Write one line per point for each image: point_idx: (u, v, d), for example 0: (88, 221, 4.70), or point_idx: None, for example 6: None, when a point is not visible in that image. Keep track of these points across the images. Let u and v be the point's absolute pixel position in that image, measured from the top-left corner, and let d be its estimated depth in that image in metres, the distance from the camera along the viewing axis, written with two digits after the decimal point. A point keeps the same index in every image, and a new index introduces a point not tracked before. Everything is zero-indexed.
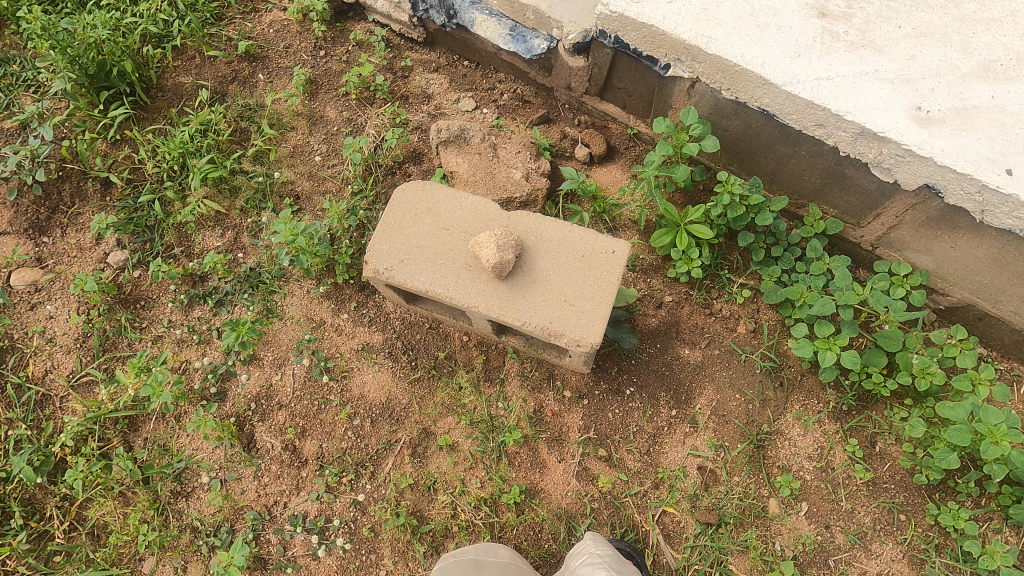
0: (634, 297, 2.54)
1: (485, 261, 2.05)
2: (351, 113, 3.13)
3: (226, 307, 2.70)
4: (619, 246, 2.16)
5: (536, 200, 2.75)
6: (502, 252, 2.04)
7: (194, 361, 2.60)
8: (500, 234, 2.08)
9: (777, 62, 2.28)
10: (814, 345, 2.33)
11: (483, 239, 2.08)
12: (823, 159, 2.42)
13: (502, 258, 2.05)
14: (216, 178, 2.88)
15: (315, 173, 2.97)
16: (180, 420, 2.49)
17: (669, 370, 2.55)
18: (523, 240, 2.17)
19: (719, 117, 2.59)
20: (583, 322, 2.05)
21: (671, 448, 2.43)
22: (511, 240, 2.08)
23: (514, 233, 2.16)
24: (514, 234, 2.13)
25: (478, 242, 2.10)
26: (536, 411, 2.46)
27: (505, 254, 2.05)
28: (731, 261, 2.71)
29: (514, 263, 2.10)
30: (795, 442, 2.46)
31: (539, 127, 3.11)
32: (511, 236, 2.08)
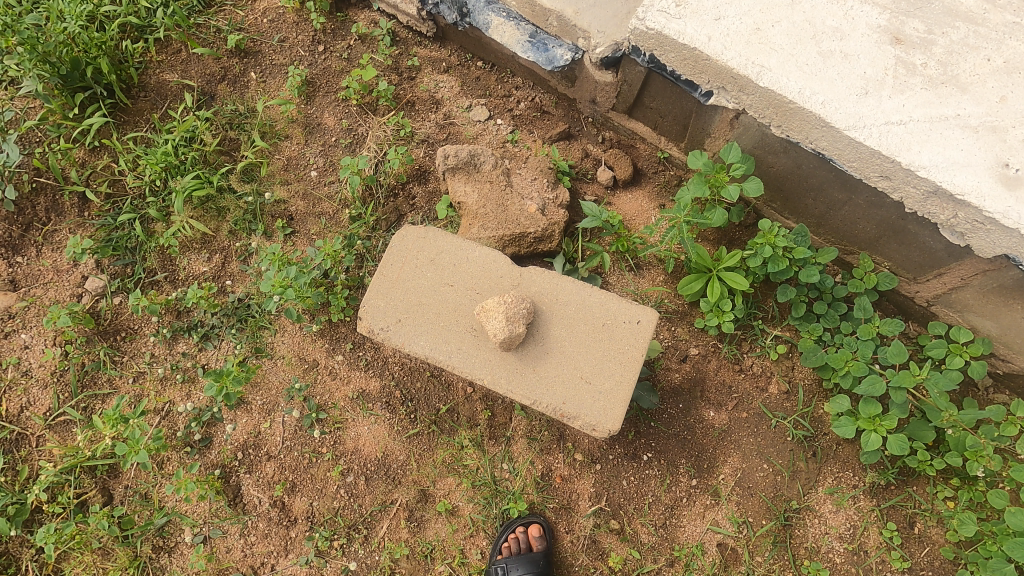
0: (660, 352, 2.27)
1: (493, 334, 1.81)
2: (352, 121, 2.81)
3: (213, 342, 2.49)
4: (645, 315, 1.90)
5: (552, 235, 2.44)
6: (512, 325, 1.80)
7: (178, 403, 2.42)
8: (511, 301, 1.83)
9: (840, 100, 1.95)
10: (857, 424, 2.09)
11: (491, 307, 1.83)
12: (883, 211, 2.10)
13: (512, 330, 1.81)
14: (202, 197, 2.63)
15: (311, 192, 2.70)
16: (162, 469, 2.33)
17: (691, 435, 2.33)
18: (536, 305, 1.92)
19: (764, 152, 2.26)
20: (601, 404, 1.83)
21: (689, 521, 2.25)
22: (523, 310, 1.83)
23: (527, 297, 1.90)
24: (526, 299, 1.88)
25: (485, 308, 1.85)
26: (544, 475, 2.27)
27: (516, 327, 1.81)
28: (766, 310, 2.44)
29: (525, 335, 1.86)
30: (826, 520, 2.26)
31: (559, 144, 2.77)
32: (524, 304, 1.83)
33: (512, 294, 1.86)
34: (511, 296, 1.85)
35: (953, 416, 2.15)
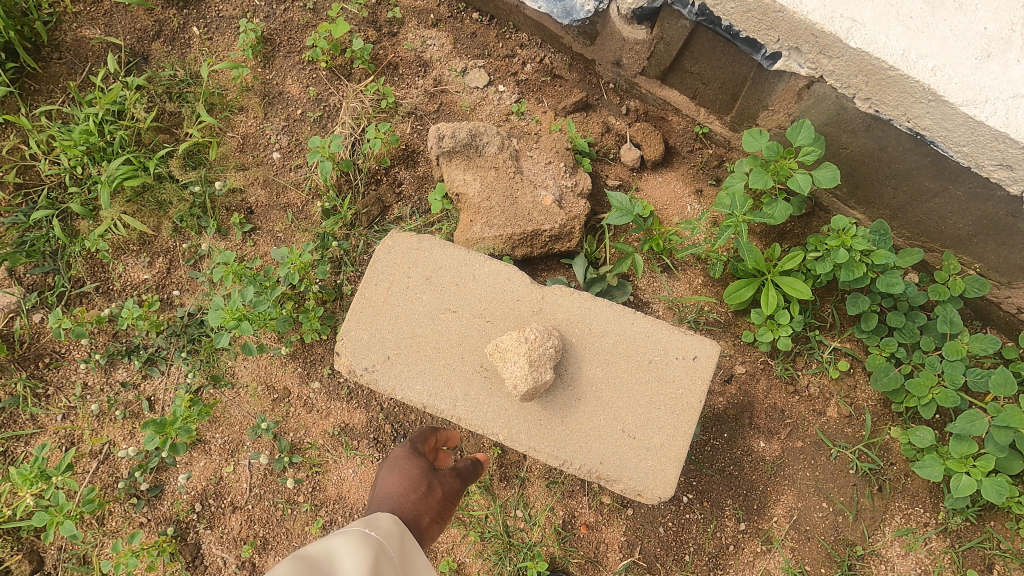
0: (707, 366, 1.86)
1: (512, 384, 1.44)
2: (320, 88, 2.28)
3: (159, 367, 2.04)
4: (701, 349, 1.55)
5: (571, 232, 2.00)
6: (537, 372, 1.43)
7: (120, 445, 2.00)
8: (534, 338, 1.45)
9: (955, 66, 1.51)
10: (945, 465, 1.76)
11: (509, 347, 1.45)
12: (988, 207, 1.69)
13: (536, 377, 1.43)
14: (136, 188, 2.13)
15: (273, 179, 2.21)
16: (104, 525, 1.93)
17: (737, 470, 1.98)
18: (562, 338, 1.55)
19: (838, 129, 1.81)
20: (648, 465, 1.48)
21: (735, 572, 1.92)
22: (549, 350, 1.46)
23: (551, 328, 1.53)
24: (551, 332, 1.50)
25: (500, 347, 1.47)
26: (566, 524, 1.91)
27: (541, 374, 1.43)
28: (824, 318, 2.04)
29: (552, 380, 1.48)
30: (894, 566, 1.93)
31: (574, 117, 2.28)
32: (550, 341, 1.45)
33: (533, 328, 1.48)
34: (533, 330, 1.47)
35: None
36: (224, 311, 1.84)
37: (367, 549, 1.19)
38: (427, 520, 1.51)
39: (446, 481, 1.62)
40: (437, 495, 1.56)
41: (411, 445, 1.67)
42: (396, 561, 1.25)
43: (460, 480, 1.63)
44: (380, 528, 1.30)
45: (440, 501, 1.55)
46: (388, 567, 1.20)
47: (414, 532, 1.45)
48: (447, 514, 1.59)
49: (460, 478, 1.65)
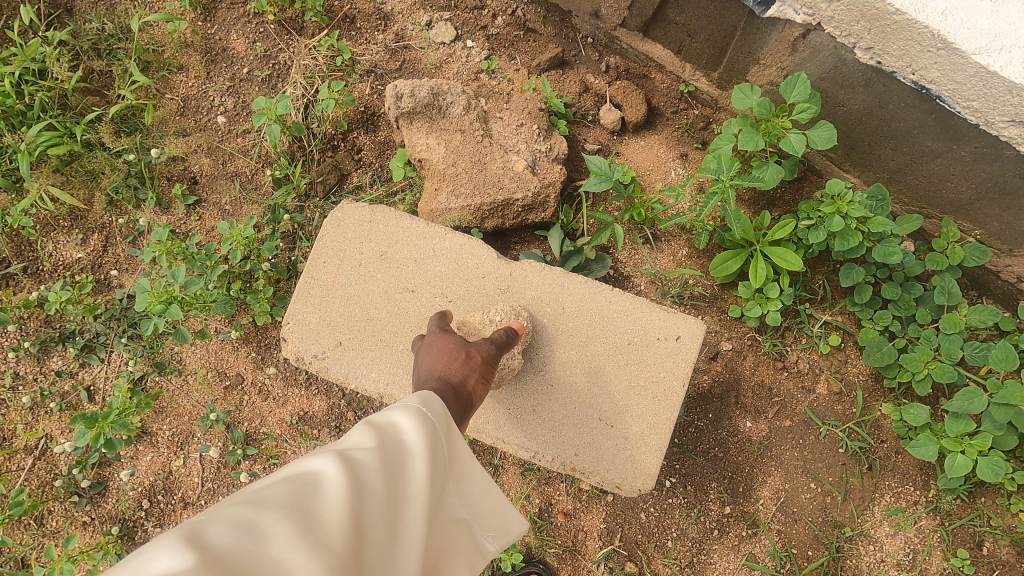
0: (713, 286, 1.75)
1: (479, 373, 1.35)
2: (269, 45, 2.06)
3: (98, 354, 1.87)
4: (685, 329, 1.44)
5: (545, 202, 1.84)
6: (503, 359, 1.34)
7: (57, 439, 1.84)
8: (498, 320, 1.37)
9: (968, 8, 1.35)
10: (940, 444, 1.67)
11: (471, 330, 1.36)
12: (995, 167, 1.56)
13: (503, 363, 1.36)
14: (64, 157, 1.92)
15: (218, 145, 2.00)
16: (44, 526, 1.78)
17: (723, 451, 1.88)
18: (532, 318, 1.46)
19: (835, 84, 1.65)
20: (626, 456, 1.40)
21: (719, 556, 1.83)
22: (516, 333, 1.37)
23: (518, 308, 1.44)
24: (519, 313, 1.41)
25: (462, 329, 1.38)
26: (542, 512, 1.81)
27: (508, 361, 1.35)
28: (814, 291, 1.92)
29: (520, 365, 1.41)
30: (883, 546, 1.85)
31: (550, 75, 2.08)
32: (516, 325, 1.36)
33: (498, 309, 1.39)
34: (497, 311, 1.39)
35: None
36: (150, 295, 1.64)
37: (426, 429, 0.89)
38: (467, 377, 1.12)
39: (483, 345, 1.22)
40: (480, 364, 1.18)
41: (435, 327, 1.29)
42: (449, 449, 0.93)
43: (507, 341, 1.27)
44: (437, 410, 0.95)
45: (484, 368, 1.17)
46: (444, 453, 0.91)
47: (463, 399, 1.07)
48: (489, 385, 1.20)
49: (504, 349, 1.26)
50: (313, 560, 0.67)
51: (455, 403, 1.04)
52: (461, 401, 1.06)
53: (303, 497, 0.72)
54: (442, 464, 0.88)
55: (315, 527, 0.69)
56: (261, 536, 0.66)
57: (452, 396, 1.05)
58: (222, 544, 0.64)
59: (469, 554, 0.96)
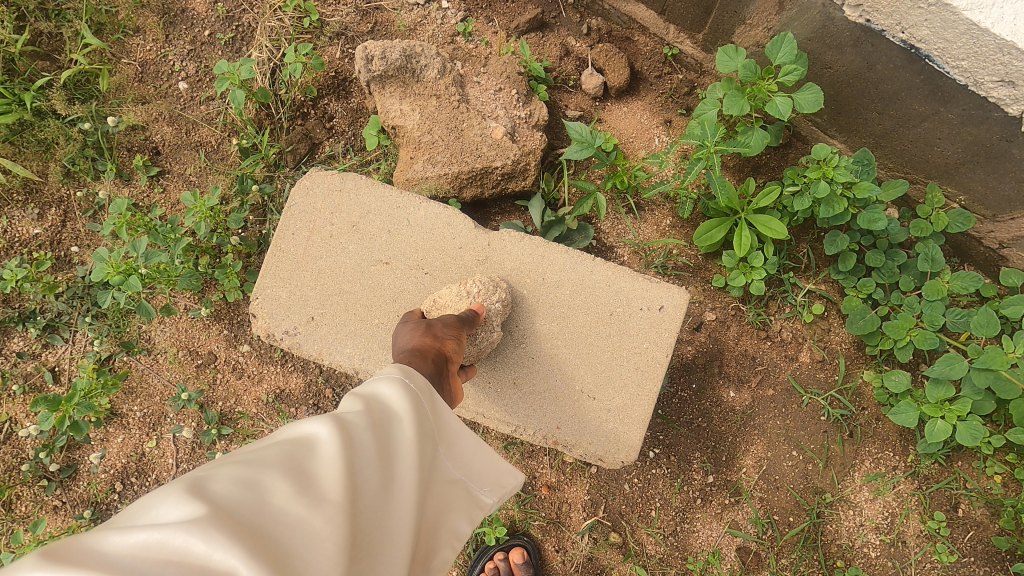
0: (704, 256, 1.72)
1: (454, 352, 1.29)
2: (231, 5, 1.94)
3: (60, 335, 1.79)
4: (669, 297, 1.41)
5: (525, 170, 1.78)
6: (480, 335, 1.30)
7: (22, 422, 1.77)
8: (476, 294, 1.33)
9: None
10: (920, 410, 1.67)
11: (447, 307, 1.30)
12: (983, 130, 1.53)
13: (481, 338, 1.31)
14: (14, 127, 1.80)
15: (180, 114, 1.90)
16: (12, 510, 1.73)
17: (706, 421, 1.87)
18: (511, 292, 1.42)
19: (822, 45, 1.60)
20: (609, 427, 1.37)
21: (703, 525, 1.84)
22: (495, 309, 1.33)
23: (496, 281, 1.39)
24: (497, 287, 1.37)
25: (438, 302, 1.33)
26: (526, 485, 1.80)
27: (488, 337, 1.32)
28: (799, 259, 1.90)
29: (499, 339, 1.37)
30: (862, 511, 1.88)
31: (529, 37, 1.99)
32: (494, 298, 1.32)
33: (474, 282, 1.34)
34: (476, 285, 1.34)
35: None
36: (111, 270, 1.58)
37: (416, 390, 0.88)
38: (432, 340, 1.09)
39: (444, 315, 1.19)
40: (444, 329, 1.15)
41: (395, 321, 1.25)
42: (434, 416, 0.89)
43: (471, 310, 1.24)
44: (416, 379, 0.91)
45: (448, 331, 1.14)
46: (429, 417, 0.87)
47: (433, 356, 1.03)
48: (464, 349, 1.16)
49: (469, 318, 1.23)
50: (315, 511, 0.64)
51: (425, 360, 1.01)
52: (432, 359, 1.02)
53: (299, 453, 0.69)
54: (429, 427, 0.85)
55: (315, 480, 0.67)
56: (261, 491, 0.63)
57: (420, 356, 1.02)
58: (223, 497, 0.61)
59: (466, 511, 0.93)
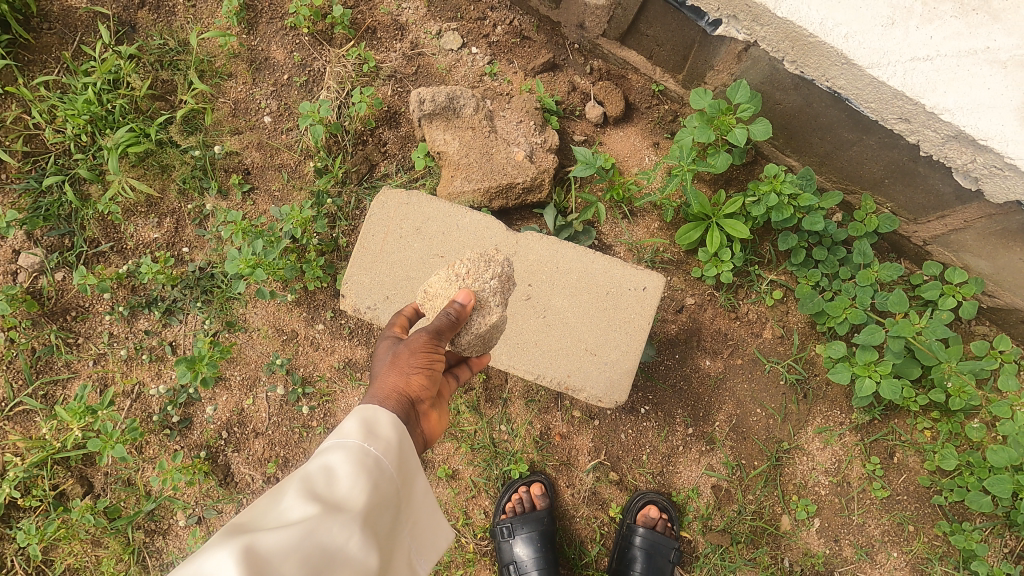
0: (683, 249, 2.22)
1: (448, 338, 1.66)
2: (304, 54, 2.43)
3: (177, 316, 2.29)
4: (651, 281, 1.86)
5: (541, 185, 2.25)
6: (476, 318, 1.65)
7: (149, 385, 2.26)
8: (467, 273, 1.73)
9: (864, 33, 1.75)
10: (853, 370, 2.13)
11: (444, 290, 1.69)
12: (895, 153, 1.98)
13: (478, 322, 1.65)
14: (141, 153, 2.31)
15: (266, 141, 2.39)
16: (143, 453, 2.21)
17: (687, 384, 2.33)
18: (506, 271, 1.81)
19: (772, 88, 2.07)
20: (606, 377, 1.83)
21: (685, 468, 2.30)
22: (486, 291, 1.70)
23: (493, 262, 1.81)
24: (490, 266, 1.78)
25: (432, 292, 1.72)
26: (543, 435, 2.26)
27: (486, 317, 1.66)
28: (762, 255, 2.35)
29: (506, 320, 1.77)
30: (814, 456, 2.34)
31: (543, 77, 2.46)
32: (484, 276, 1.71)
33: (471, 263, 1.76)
34: (465, 266, 1.74)
35: (955, 368, 2.17)
36: (241, 265, 2.12)
37: (368, 476, 1.13)
38: (398, 378, 1.39)
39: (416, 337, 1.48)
40: (410, 359, 1.43)
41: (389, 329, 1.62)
42: (397, 481, 1.20)
43: (447, 317, 1.53)
44: (380, 442, 1.20)
45: (412, 361, 1.43)
46: (389, 486, 1.17)
47: (397, 398, 1.35)
48: (432, 370, 1.45)
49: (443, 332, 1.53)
50: None
51: (390, 407, 1.32)
52: (396, 404, 1.33)
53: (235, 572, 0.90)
54: (383, 500, 1.14)
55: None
56: None
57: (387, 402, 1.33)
58: None
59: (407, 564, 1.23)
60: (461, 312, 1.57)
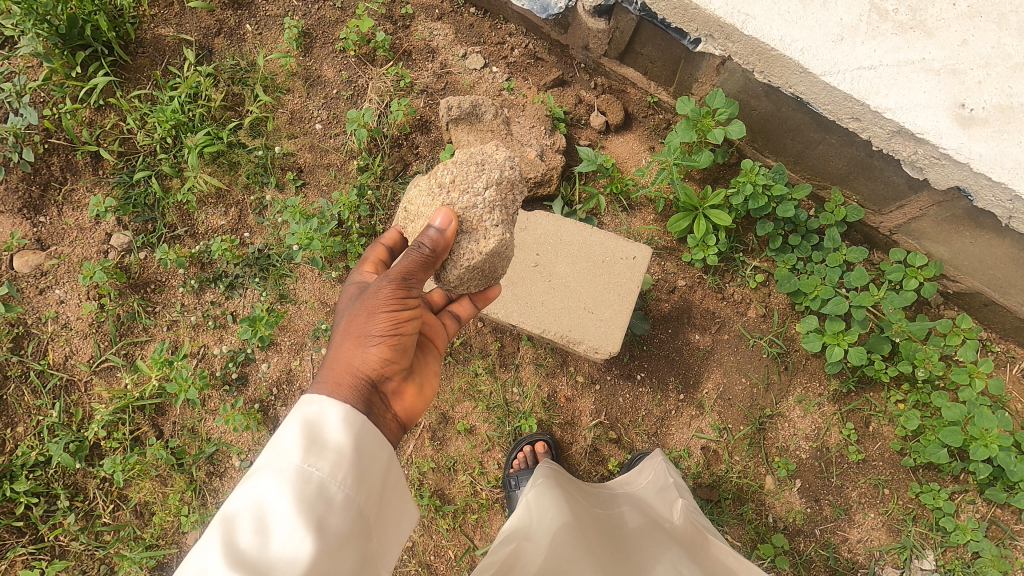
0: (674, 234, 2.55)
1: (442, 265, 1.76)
2: (351, 72, 2.87)
3: (238, 290, 2.68)
4: (640, 251, 2.24)
5: (550, 180, 2.64)
6: (466, 244, 1.69)
7: (212, 347, 2.64)
8: (453, 182, 1.73)
9: (817, 48, 2.10)
10: (824, 339, 2.46)
11: (429, 209, 1.73)
12: (854, 150, 2.31)
13: (469, 254, 1.70)
14: (214, 153, 2.75)
15: (317, 144, 2.81)
16: (206, 405, 2.58)
17: (679, 356, 2.64)
18: (500, 177, 1.77)
19: (747, 96, 2.42)
20: (602, 330, 2.18)
21: (677, 430, 2.59)
22: (477, 207, 1.70)
23: (485, 167, 1.77)
24: (482, 173, 1.75)
25: (413, 210, 1.79)
26: (550, 397, 2.58)
27: (479, 244, 1.69)
28: (746, 243, 2.66)
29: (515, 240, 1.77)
30: (795, 423, 2.60)
31: (553, 91, 2.86)
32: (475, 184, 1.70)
33: (458, 170, 1.75)
34: (451, 175, 1.74)
35: (903, 327, 2.43)
36: (302, 238, 2.51)
37: (309, 517, 1.26)
38: (354, 346, 1.61)
39: (379, 296, 1.63)
40: (368, 327, 1.61)
41: (362, 265, 1.86)
42: (341, 506, 1.32)
43: (417, 257, 1.59)
44: (321, 469, 1.32)
45: (371, 325, 1.62)
46: (336, 515, 1.31)
47: (352, 376, 1.56)
48: (392, 333, 1.64)
49: (408, 275, 1.63)
50: None
51: (343, 387, 1.52)
52: (349, 385, 1.53)
53: None
54: (330, 532, 1.28)
55: None
56: None
57: (340, 384, 1.53)
58: None
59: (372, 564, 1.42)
60: (436, 242, 1.61)
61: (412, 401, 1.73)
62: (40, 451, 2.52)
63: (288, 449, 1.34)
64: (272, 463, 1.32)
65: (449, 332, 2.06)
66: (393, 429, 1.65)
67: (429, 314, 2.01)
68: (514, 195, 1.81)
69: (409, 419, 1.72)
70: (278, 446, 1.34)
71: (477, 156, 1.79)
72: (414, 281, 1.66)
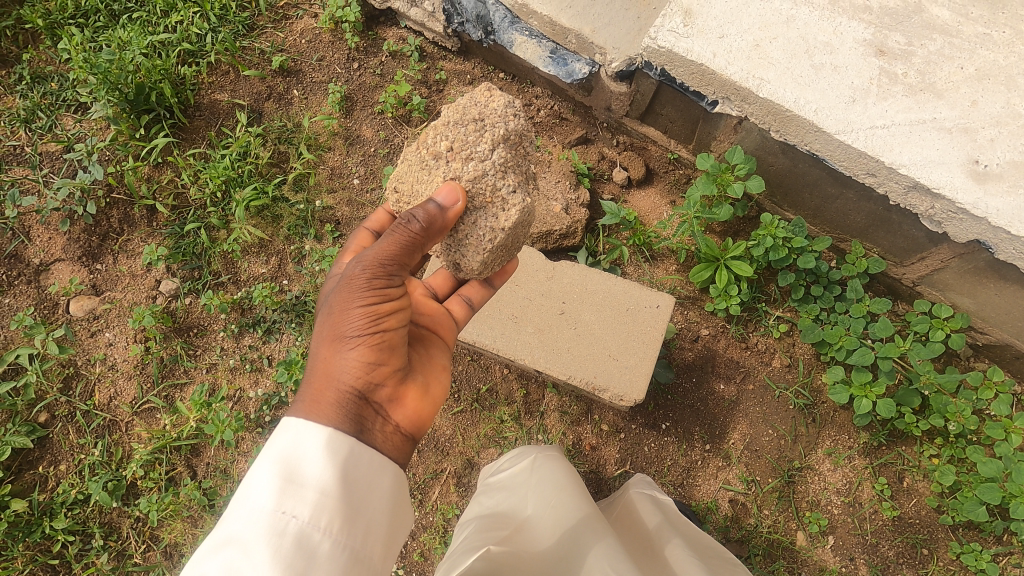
0: (696, 282, 2.61)
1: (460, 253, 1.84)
2: (388, 132, 3.07)
3: (275, 335, 2.80)
4: (663, 300, 2.32)
5: (575, 232, 2.76)
6: (483, 222, 1.76)
7: (248, 390, 2.74)
8: (452, 150, 1.77)
9: (831, 108, 2.21)
10: (851, 391, 2.46)
11: (427, 185, 1.79)
12: (871, 204, 2.38)
13: (486, 232, 1.78)
14: (259, 207, 2.94)
15: (355, 198, 2.99)
16: (239, 447, 2.66)
17: (704, 406, 2.64)
18: (505, 131, 1.78)
19: (765, 153, 2.53)
20: (628, 376, 2.21)
21: (704, 481, 2.57)
22: (490, 176, 1.75)
23: (485, 124, 1.78)
24: (483, 133, 1.76)
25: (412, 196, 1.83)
26: (575, 444, 2.60)
27: (499, 217, 1.76)
28: (769, 294, 2.71)
29: (532, 201, 1.82)
30: (825, 477, 2.55)
31: (577, 149, 3.02)
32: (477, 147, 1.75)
33: (454, 134, 1.77)
34: (450, 142, 1.77)
35: (932, 378, 2.42)
36: None
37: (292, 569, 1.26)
38: (335, 349, 1.65)
39: (354, 293, 1.64)
40: (346, 330, 1.63)
41: (347, 255, 2.04)
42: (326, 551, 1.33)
43: (400, 234, 1.64)
44: (299, 518, 1.33)
45: (350, 325, 1.63)
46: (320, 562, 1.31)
47: (334, 390, 1.60)
48: (377, 328, 1.65)
49: (386, 261, 1.65)
50: None
51: (325, 409, 1.55)
52: (329, 406, 1.56)
53: None
54: None
55: None
56: None
57: (322, 406, 1.56)
58: None
59: None
60: (432, 216, 1.66)
61: (411, 405, 1.74)
62: (80, 489, 2.61)
63: (262, 496, 1.34)
64: (246, 515, 1.33)
65: (458, 320, 2.11)
66: (397, 438, 1.66)
67: (431, 307, 2.06)
68: (524, 146, 1.85)
69: (413, 421, 1.74)
70: (251, 494, 1.34)
71: (473, 112, 1.78)
72: (393, 269, 1.67)
